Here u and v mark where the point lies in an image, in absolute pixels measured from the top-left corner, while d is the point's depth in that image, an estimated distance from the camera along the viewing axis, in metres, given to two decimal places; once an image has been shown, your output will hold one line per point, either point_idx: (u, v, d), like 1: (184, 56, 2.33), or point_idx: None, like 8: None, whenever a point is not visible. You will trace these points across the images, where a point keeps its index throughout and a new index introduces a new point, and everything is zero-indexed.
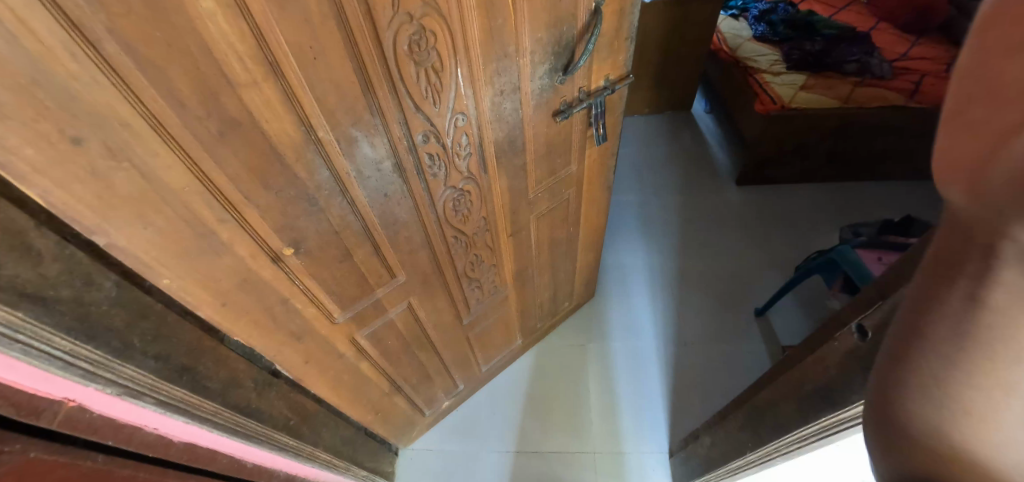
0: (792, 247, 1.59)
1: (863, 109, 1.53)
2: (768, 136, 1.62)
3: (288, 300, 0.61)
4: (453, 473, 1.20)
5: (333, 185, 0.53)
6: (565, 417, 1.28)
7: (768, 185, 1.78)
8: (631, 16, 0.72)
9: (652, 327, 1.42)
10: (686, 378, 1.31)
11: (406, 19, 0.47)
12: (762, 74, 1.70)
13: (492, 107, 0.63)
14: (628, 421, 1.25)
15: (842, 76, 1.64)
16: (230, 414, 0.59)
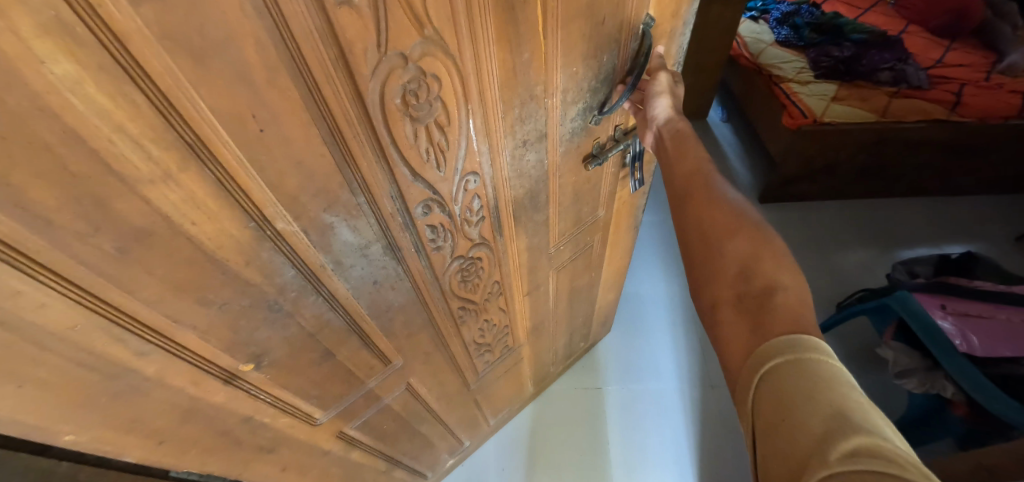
0: (822, 273, 1.48)
1: (904, 123, 1.43)
2: (796, 152, 1.52)
3: (252, 417, 0.46)
4: None
5: (301, 284, 0.39)
6: (581, 472, 1.15)
7: (796, 201, 1.68)
8: (678, 39, 0.60)
9: (675, 367, 1.31)
10: (715, 427, 1.19)
11: (399, 62, 0.33)
12: (789, 83, 1.59)
13: (512, 162, 0.50)
14: (651, 476, 1.12)
15: (875, 86, 1.54)
16: None
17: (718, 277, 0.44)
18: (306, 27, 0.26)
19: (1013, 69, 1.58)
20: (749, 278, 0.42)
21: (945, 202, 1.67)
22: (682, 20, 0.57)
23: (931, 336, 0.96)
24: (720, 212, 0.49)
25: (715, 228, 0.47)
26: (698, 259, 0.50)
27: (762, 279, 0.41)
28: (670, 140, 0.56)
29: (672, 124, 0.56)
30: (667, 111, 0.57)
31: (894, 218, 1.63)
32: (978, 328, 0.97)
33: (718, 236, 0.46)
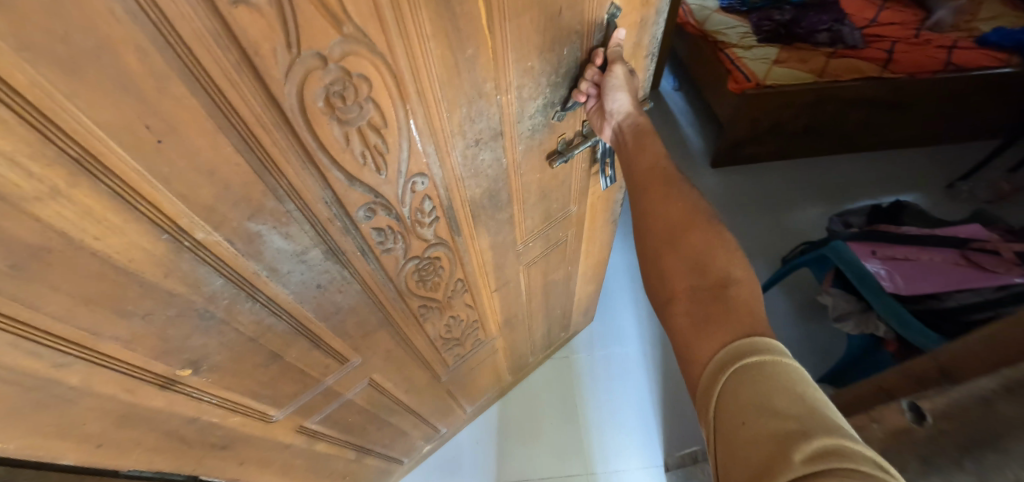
0: (770, 232, 1.51)
1: (839, 83, 1.42)
2: (742, 117, 1.49)
3: (198, 418, 0.44)
4: None
5: (233, 292, 0.38)
6: (552, 439, 1.19)
7: (749, 163, 1.67)
8: (652, 30, 0.56)
9: (638, 330, 1.35)
10: (675, 382, 1.24)
11: (317, 63, 0.31)
12: (733, 49, 1.56)
13: (464, 161, 0.48)
14: (618, 436, 1.17)
15: (813, 47, 1.54)
16: None
17: (673, 277, 0.47)
18: (194, 31, 0.24)
19: (938, 26, 1.59)
20: (704, 271, 0.45)
21: (895, 154, 1.69)
22: (654, 10, 0.54)
23: (862, 281, 1.00)
24: (689, 223, 0.49)
25: (674, 229, 0.49)
26: (664, 273, 0.48)
27: (718, 273, 0.44)
28: (630, 136, 0.54)
29: (632, 118, 0.53)
30: (627, 106, 0.52)
31: (848, 174, 1.63)
32: (905, 270, 1.01)
33: (678, 233, 0.49)
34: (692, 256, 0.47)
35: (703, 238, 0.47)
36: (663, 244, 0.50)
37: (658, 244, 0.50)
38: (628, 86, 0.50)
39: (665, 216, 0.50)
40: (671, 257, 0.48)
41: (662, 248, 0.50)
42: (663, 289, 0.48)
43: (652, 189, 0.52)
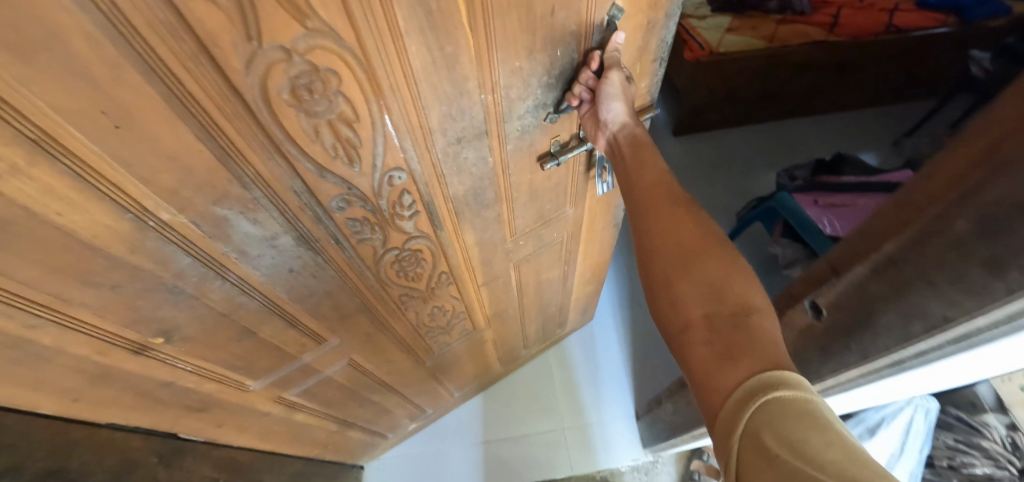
0: (726, 194, 1.67)
1: (787, 48, 1.54)
2: (699, 82, 1.60)
3: (173, 382, 0.47)
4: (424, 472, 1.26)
5: (202, 271, 0.39)
6: (531, 402, 1.34)
7: (706, 131, 1.84)
8: (661, 33, 0.54)
9: (608, 300, 1.50)
10: (640, 341, 1.41)
11: (282, 56, 0.31)
12: (688, 18, 1.65)
13: (446, 159, 0.47)
14: (593, 393, 1.35)
15: (765, 15, 1.62)
16: None
17: (689, 303, 0.42)
18: (152, 20, 0.24)
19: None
20: (721, 298, 0.40)
21: (836, 117, 1.92)
22: (663, 12, 0.51)
23: (804, 227, 1.12)
24: (703, 247, 0.44)
25: (683, 250, 0.45)
26: (677, 300, 0.43)
27: (735, 299, 0.40)
28: (626, 146, 0.52)
29: (627, 129, 0.52)
30: (622, 117, 0.51)
31: (799, 137, 1.84)
32: (842, 215, 1.14)
33: (695, 256, 0.44)
34: (712, 285, 0.41)
35: (722, 266, 0.42)
36: (672, 269, 0.45)
37: (666, 268, 0.45)
38: (623, 96, 0.49)
39: (675, 235, 0.46)
40: (686, 284, 0.43)
41: (671, 272, 0.44)
42: (675, 322, 0.43)
43: (655, 211, 0.49)
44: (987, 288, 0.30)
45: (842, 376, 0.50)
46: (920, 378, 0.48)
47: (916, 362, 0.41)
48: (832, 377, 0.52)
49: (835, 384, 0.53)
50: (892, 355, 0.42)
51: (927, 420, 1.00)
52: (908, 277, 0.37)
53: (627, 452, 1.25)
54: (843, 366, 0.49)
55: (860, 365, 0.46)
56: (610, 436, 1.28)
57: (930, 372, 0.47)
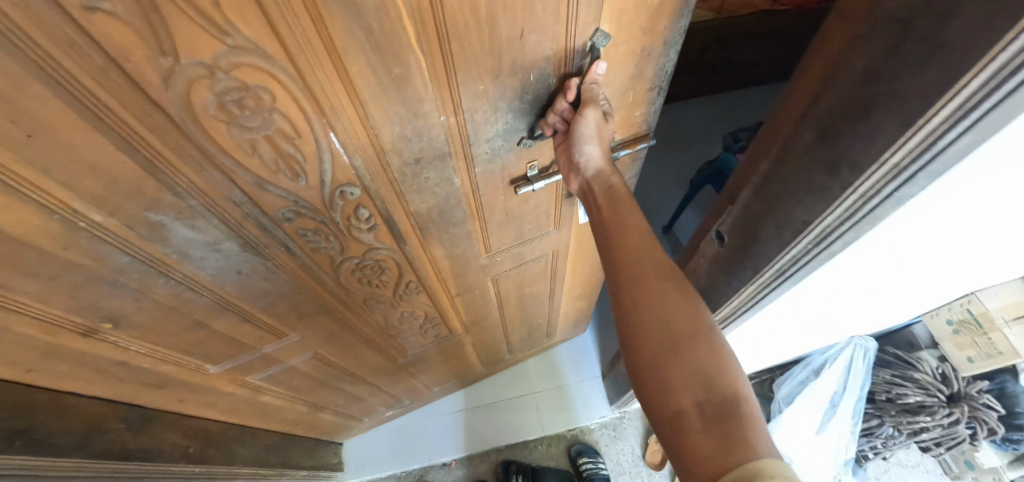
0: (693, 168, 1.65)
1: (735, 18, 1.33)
2: None
3: (127, 361, 0.49)
4: (402, 444, 1.35)
5: (142, 268, 0.40)
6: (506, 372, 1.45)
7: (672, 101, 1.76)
8: (661, 61, 0.50)
9: None
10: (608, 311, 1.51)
11: (204, 72, 0.29)
12: None
13: (405, 177, 0.46)
14: (564, 359, 1.45)
15: None
16: (106, 462, 0.56)
17: (678, 389, 0.38)
18: (47, 36, 0.23)
19: None
20: (713, 387, 0.37)
21: None
22: (661, 40, 0.47)
23: None
24: (694, 328, 0.41)
25: (673, 331, 0.41)
26: (666, 385, 0.39)
27: (726, 388, 0.37)
28: (601, 192, 0.49)
29: (601, 176, 0.49)
30: (596, 161, 0.49)
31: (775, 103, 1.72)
32: None
33: (688, 339, 0.40)
34: (702, 371, 0.38)
35: (709, 349, 0.40)
36: (661, 352, 0.40)
37: (654, 349, 0.41)
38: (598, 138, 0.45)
39: (666, 310, 0.42)
40: (678, 367, 0.39)
41: (660, 355, 0.40)
42: (665, 410, 0.39)
43: (643, 281, 0.43)
44: (829, 189, 0.37)
45: (742, 290, 0.58)
46: (813, 291, 0.56)
47: (795, 271, 0.49)
48: (735, 294, 0.61)
49: (741, 302, 0.61)
50: (776, 266, 0.50)
51: (866, 359, 1.05)
52: (779, 193, 0.44)
53: (596, 411, 1.35)
54: (743, 280, 0.57)
55: (751, 281, 0.56)
56: (580, 396, 1.38)
57: (824, 286, 0.55)
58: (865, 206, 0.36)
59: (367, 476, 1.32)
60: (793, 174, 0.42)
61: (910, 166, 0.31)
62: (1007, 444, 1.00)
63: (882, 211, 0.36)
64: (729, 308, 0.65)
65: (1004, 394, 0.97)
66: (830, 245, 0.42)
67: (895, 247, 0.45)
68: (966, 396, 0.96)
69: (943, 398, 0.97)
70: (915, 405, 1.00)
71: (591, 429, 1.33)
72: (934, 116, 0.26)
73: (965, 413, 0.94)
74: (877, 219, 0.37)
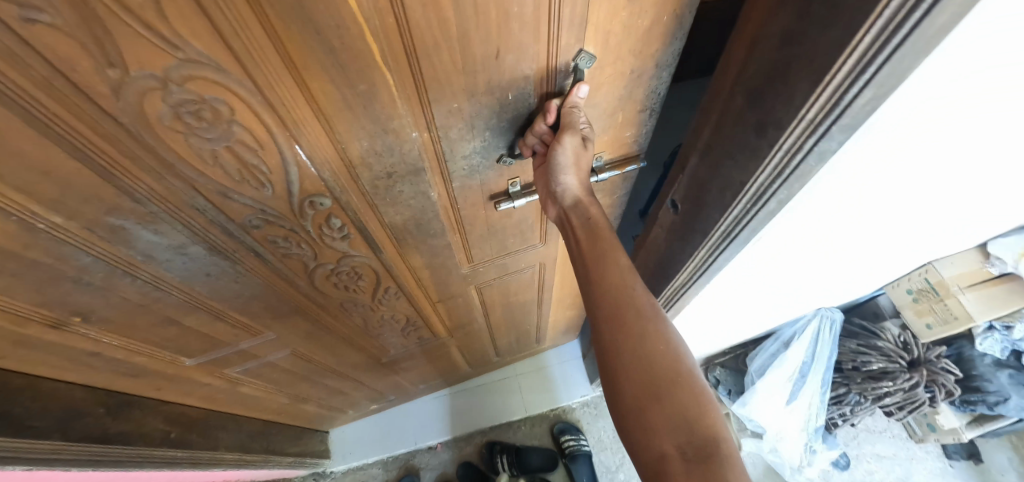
0: None
1: None
2: None
3: (100, 352, 0.50)
4: (387, 431, 1.37)
5: (107, 268, 0.40)
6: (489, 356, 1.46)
7: None
8: (652, 84, 0.47)
9: None
10: None
11: (157, 83, 0.28)
12: None
13: (377, 190, 0.45)
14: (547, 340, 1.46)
15: None
16: (87, 445, 0.55)
17: (659, 433, 0.38)
18: None
19: None
20: (694, 431, 0.37)
21: None
22: (652, 62, 0.44)
23: None
24: (675, 371, 0.40)
25: (654, 374, 0.40)
26: (647, 428, 0.38)
27: (707, 432, 0.37)
28: (578, 222, 0.47)
29: (580, 207, 0.47)
30: (574, 190, 0.47)
31: None
32: None
33: (669, 382, 0.39)
34: (684, 417, 0.38)
35: (690, 391, 0.39)
36: (643, 395, 0.39)
37: (635, 392, 0.40)
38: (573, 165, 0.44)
39: (647, 352, 0.40)
40: (659, 412, 0.38)
41: (642, 398, 0.39)
42: (646, 453, 0.38)
43: (626, 324, 0.42)
44: (760, 149, 0.37)
45: (694, 255, 0.57)
46: (764, 254, 0.54)
47: (742, 233, 0.47)
48: (688, 260, 0.59)
49: (693, 270, 0.60)
50: (722, 229, 0.49)
51: (831, 330, 1.01)
52: (721, 158, 0.44)
53: (577, 390, 1.37)
54: (695, 245, 0.56)
55: (701, 246, 0.54)
56: (561, 376, 1.40)
57: (775, 248, 0.53)
58: (790, 163, 0.36)
59: (354, 462, 1.34)
60: (735, 137, 0.41)
61: (823, 120, 0.31)
62: (965, 407, 1.00)
63: (807, 167, 0.35)
64: (684, 276, 0.64)
65: (962, 358, 0.95)
66: (767, 204, 0.42)
67: (829, 205, 0.45)
68: (928, 360, 0.94)
69: (904, 363, 0.94)
70: (879, 371, 0.97)
71: (573, 409, 1.36)
72: (837, 73, 0.27)
73: (925, 377, 0.92)
74: (806, 174, 0.36)
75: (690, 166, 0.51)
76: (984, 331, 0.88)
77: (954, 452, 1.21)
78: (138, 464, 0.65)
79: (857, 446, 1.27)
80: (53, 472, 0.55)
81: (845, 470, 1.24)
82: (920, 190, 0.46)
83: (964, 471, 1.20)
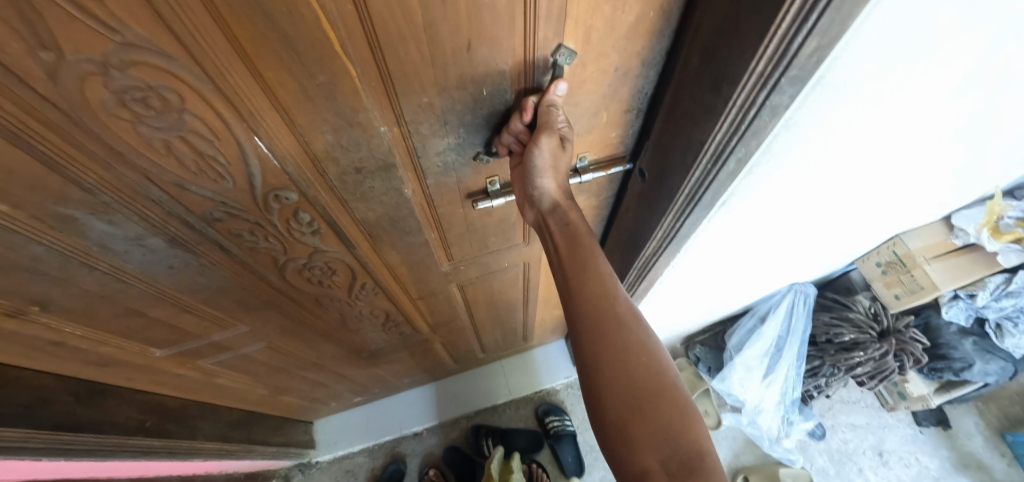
0: None
1: None
2: None
3: (64, 341, 0.49)
4: (372, 421, 1.36)
5: (62, 258, 0.38)
6: None
7: None
8: (639, 83, 0.45)
9: None
10: None
11: (96, 68, 0.27)
12: None
13: (346, 186, 0.43)
14: None
15: None
16: (56, 433, 0.54)
17: (641, 447, 0.36)
18: None
19: None
20: (676, 445, 0.35)
21: None
22: (638, 61, 0.42)
23: None
24: (656, 382, 0.38)
25: (636, 385, 0.38)
26: (630, 441, 0.37)
27: (691, 445, 0.35)
28: (555, 225, 0.46)
29: (558, 211, 0.46)
30: (552, 193, 0.46)
31: None
32: None
33: (650, 393, 0.38)
34: (666, 430, 0.36)
35: (673, 402, 0.38)
36: (625, 407, 0.38)
37: (617, 404, 0.38)
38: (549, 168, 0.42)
39: (628, 363, 0.39)
40: (642, 425, 0.37)
41: (624, 411, 0.38)
42: (628, 468, 0.37)
43: (609, 335, 0.41)
44: (715, 107, 0.38)
45: (662, 223, 0.57)
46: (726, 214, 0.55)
47: (705, 195, 0.48)
48: (657, 228, 0.59)
49: (662, 238, 0.60)
50: (687, 192, 0.49)
51: (806, 305, 1.19)
52: (681, 120, 0.44)
53: (560, 372, 1.42)
54: (662, 212, 0.55)
55: (665, 212, 0.55)
56: (544, 360, 1.44)
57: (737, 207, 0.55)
58: (746, 119, 0.36)
59: (339, 452, 1.34)
60: (694, 96, 0.40)
61: (772, 73, 0.31)
62: (932, 373, 1.22)
63: (762, 122, 0.36)
64: (653, 245, 0.64)
65: (930, 327, 1.17)
66: (727, 163, 0.42)
67: (784, 163, 0.46)
68: (896, 331, 1.14)
69: (875, 334, 1.14)
70: (851, 342, 1.17)
71: (557, 391, 1.41)
72: (782, 22, 0.27)
73: (894, 345, 1.11)
74: (760, 129, 0.37)
75: (654, 130, 0.51)
76: (949, 300, 1.06)
77: (924, 419, 1.39)
78: (113, 454, 0.63)
79: (833, 417, 1.45)
80: (20, 461, 0.54)
81: (821, 439, 1.43)
82: (867, 150, 0.48)
83: (933, 435, 1.38)
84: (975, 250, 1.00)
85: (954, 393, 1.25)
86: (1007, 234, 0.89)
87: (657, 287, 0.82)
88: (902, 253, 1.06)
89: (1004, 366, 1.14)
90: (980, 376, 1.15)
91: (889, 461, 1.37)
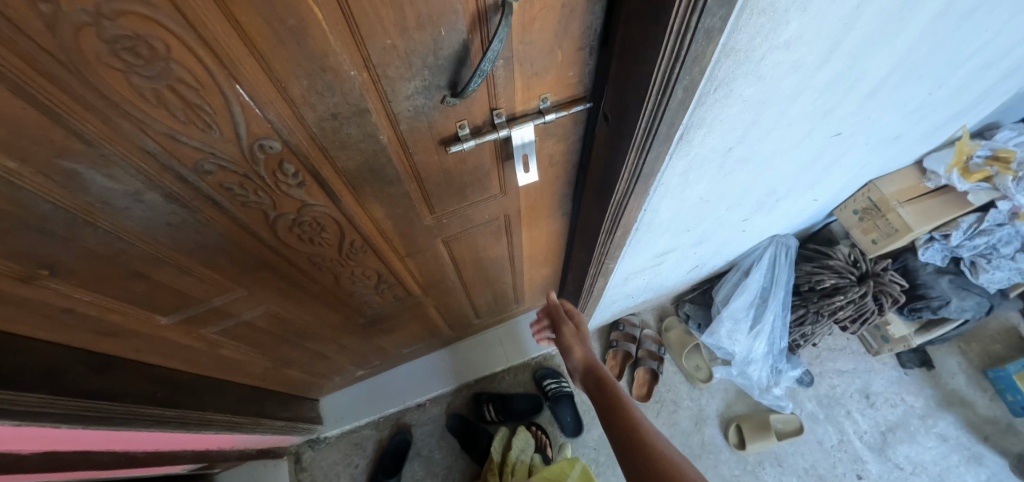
0: None
1: None
2: None
3: (74, 308, 0.51)
4: (375, 397, 1.41)
5: (69, 217, 0.42)
6: None
7: None
8: (587, 19, 0.48)
9: None
10: None
11: (89, 19, 0.29)
12: None
13: (324, 133, 0.47)
14: None
15: None
16: (71, 400, 0.57)
17: None
18: None
19: None
20: None
21: None
22: None
23: None
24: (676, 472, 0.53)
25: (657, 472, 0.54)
26: None
27: None
28: (590, 378, 0.78)
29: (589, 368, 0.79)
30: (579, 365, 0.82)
31: None
32: None
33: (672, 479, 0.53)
34: None
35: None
36: None
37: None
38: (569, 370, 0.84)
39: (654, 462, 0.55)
40: None
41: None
42: None
43: (635, 443, 0.60)
44: (656, 35, 0.41)
45: (626, 163, 0.60)
46: (679, 146, 0.60)
47: (659, 128, 0.52)
48: (622, 170, 0.63)
49: (629, 179, 0.64)
50: (644, 127, 0.53)
51: (787, 254, 1.29)
52: (628, 54, 0.48)
53: None
54: (624, 151, 0.59)
55: (629, 154, 0.59)
56: None
57: (687, 137, 0.59)
58: (684, 45, 0.41)
59: (346, 427, 1.38)
60: (640, 30, 0.44)
61: None
62: (911, 313, 1.34)
63: (698, 47, 0.42)
64: (621, 189, 0.67)
65: (907, 269, 1.33)
66: (674, 92, 0.47)
67: (727, 89, 0.52)
68: (875, 274, 1.26)
69: (854, 279, 1.25)
70: (831, 288, 1.27)
71: (553, 356, 1.48)
72: None
73: (872, 288, 1.22)
74: (696, 53, 0.42)
75: (611, 73, 0.54)
76: (926, 243, 1.24)
77: (908, 361, 1.50)
78: (127, 423, 0.67)
79: (820, 364, 1.54)
80: (41, 428, 0.57)
81: (809, 386, 1.50)
82: (795, 74, 0.55)
83: (917, 374, 1.49)
84: (945, 191, 1.18)
85: (934, 332, 1.38)
86: (977, 173, 1.09)
87: (633, 235, 0.87)
88: (878, 198, 1.21)
89: (978, 302, 1.27)
90: (956, 311, 1.28)
91: (875, 402, 1.46)
